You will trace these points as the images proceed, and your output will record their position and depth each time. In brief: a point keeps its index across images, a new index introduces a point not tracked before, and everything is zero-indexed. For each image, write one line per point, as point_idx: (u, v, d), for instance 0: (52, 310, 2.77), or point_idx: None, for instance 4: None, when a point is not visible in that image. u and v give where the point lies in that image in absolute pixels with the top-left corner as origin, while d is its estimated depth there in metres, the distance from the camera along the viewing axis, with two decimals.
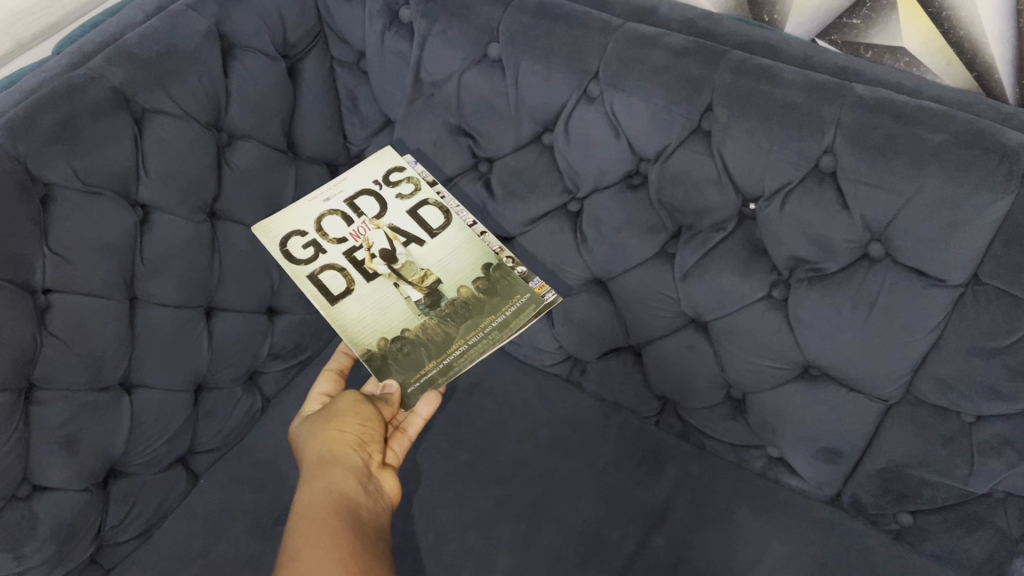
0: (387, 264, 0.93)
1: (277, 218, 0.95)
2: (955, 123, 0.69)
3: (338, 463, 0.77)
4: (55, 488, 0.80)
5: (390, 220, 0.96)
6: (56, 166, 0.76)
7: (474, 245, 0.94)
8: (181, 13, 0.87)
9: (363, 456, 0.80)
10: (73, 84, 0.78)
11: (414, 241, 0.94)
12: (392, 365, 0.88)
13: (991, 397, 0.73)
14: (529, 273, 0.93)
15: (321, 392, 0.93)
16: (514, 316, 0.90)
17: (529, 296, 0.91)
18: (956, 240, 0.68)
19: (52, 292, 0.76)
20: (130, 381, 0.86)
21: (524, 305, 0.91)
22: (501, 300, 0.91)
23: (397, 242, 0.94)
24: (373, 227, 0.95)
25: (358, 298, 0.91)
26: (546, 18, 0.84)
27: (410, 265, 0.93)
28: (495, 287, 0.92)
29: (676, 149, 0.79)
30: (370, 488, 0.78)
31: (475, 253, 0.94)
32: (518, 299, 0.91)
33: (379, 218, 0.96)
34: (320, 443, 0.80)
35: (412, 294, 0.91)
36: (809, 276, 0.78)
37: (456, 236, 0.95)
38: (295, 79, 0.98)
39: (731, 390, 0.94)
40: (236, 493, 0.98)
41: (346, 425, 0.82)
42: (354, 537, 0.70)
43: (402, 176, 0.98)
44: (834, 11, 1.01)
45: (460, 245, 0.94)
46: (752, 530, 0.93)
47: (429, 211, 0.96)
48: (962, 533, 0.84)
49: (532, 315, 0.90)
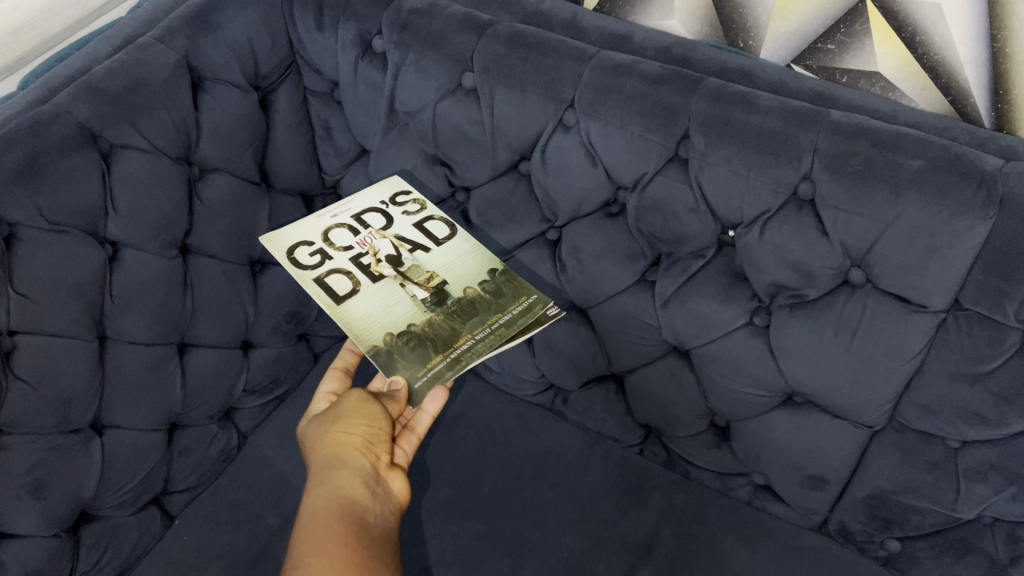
0: (393, 267, 0.87)
1: (285, 231, 0.91)
2: (932, 149, 0.69)
3: (345, 466, 0.72)
4: (22, 536, 0.78)
5: (397, 231, 0.90)
6: (21, 205, 0.73)
7: (480, 253, 0.89)
8: (149, 46, 0.86)
9: (370, 458, 0.75)
10: (38, 120, 0.76)
11: (420, 249, 0.89)
12: (398, 360, 0.79)
13: (975, 422, 0.72)
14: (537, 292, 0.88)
15: (328, 391, 0.88)
16: (522, 313, 0.82)
17: (537, 297, 0.84)
18: (935, 265, 0.67)
19: (18, 333, 0.74)
20: (101, 422, 0.84)
21: (532, 305, 0.83)
22: (509, 300, 0.84)
23: (403, 249, 0.89)
24: (380, 237, 0.90)
25: (364, 298, 0.83)
26: (520, 47, 0.84)
27: (416, 269, 0.87)
28: (502, 289, 0.85)
29: (653, 177, 0.79)
30: (378, 490, 0.73)
31: (481, 259, 0.88)
32: (525, 299, 0.84)
33: (385, 229, 0.90)
34: (325, 446, 0.75)
35: (418, 292, 0.84)
36: (790, 303, 0.77)
37: (461, 244, 0.90)
38: (267, 111, 0.97)
39: (715, 418, 0.92)
40: (211, 534, 0.95)
41: (352, 426, 0.77)
42: (359, 544, 0.65)
43: (409, 198, 0.94)
44: (809, 36, 1.01)
45: (466, 252, 0.89)
46: (739, 560, 0.91)
47: (435, 225, 0.92)
48: (951, 558, 0.83)
49: (542, 314, 0.83)
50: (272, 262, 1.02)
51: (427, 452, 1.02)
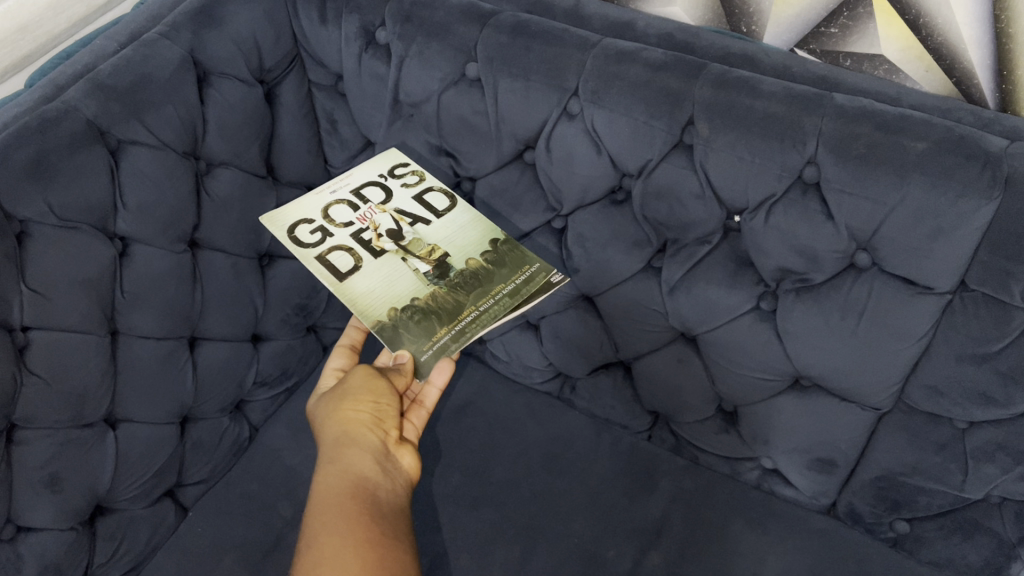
0: (395, 242, 0.87)
1: (284, 209, 0.90)
2: (937, 131, 0.68)
3: (355, 444, 0.73)
4: (39, 529, 0.79)
5: (397, 205, 0.90)
6: (31, 201, 0.74)
7: (480, 223, 0.89)
8: (155, 42, 0.86)
9: (379, 435, 0.76)
10: (47, 117, 0.77)
11: (420, 222, 0.89)
12: (404, 334, 0.79)
13: (982, 402, 0.73)
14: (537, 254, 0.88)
15: (335, 367, 0.90)
16: (525, 283, 0.83)
17: (539, 266, 0.85)
18: (941, 247, 0.67)
19: (31, 329, 0.75)
20: (115, 416, 0.85)
21: (534, 275, 0.84)
22: (510, 269, 0.85)
23: (404, 223, 0.88)
24: (379, 211, 0.89)
25: (366, 274, 0.84)
26: (524, 36, 0.84)
27: (417, 242, 0.87)
28: (503, 259, 0.86)
29: (658, 164, 0.79)
30: (388, 466, 0.74)
31: (481, 230, 0.88)
32: (528, 269, 0.85)
33: (384, 203, 0.90)
34: (335, 424, 0.76)
35: (421, 266, 0.85)
36: (795, 288, 0.77)
37: (459, 215, 0.90)
38: (273, 105, 0.98)
39: (723, 403, 0.93)
40: (225, 526, 0.96)
41: (360, 404, 0.78)
42: (372, 520, 0.67)
43: (407, 170, 0.94)
44: (812, 21, 1.01)
45: (466, 223, 0.89)
46: (747, 544, 0.92)
47: (435, 197, 0.91)
48: (960, 539, 0.84)
49: (544, 283, 0.83)
50: (280, 256, 1.03)
51: (436, 441, 1.03)
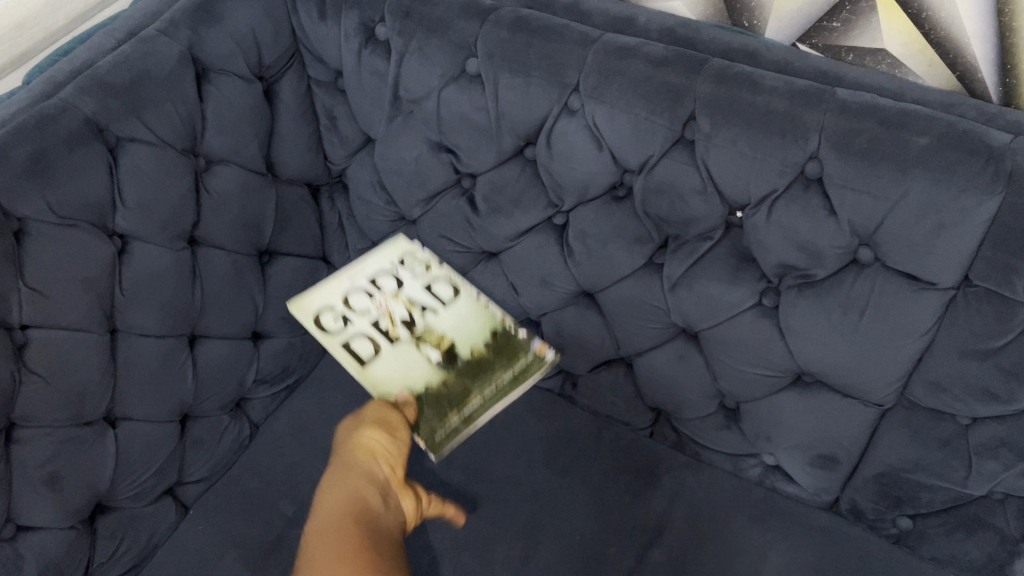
0: (408, 329, 0.86)
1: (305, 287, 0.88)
2: (940, 125, 0.68)
3: (359, 475, 0.78)
4: (39, 528, 0.79)
5: (410, 293, 0.88)
6: (30, 199, 0.73)
7: (481, 313, 0.88)
8: (153, 38, 0.85)
9: (386, 468, 0.79)
10: (44, 114, 0.76)
11: (430, 310, 0.88)
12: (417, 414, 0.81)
13: (985, 398, 0.72)
14: (529, 333, 0.87)
15: None
16: (521, 372, 0.84)
17: (532, 357, 0.85)
18: (944, 242, 0.67)
19: (30, 327, 0.75)
20: (114, 414, 0.85)
21: (530, 363, 0.85)
22: (508, 358, 0.85)
23: (416, 311, 0.87)
24: (394, 299, 0.87)
25: (384, 364, 0.83)
26: (524, 31, 0.83)
27: (429, 331, 0.86)
28: (502, 349, 0.86)
29: (660, 160, 0.78)
30: (388, 501, 0.78)
31: (485, 320, 0.87)
32: (521, 359, 0.85)
33: (398, 290, 0.88)
34: (346, 450, 0.80)
35: (433, 354, 0.84)
36: (797, 284, 0.77)
37: (466, 304, 0.89)
38: (272, 102, 0.97)
39: (725, 399, 0.93)
40: (226, 524, 0.96)
41: (374, 434, 0.80)
42: (363, 551, 0.71)
43: (417, 260, 0.91)
44: (813, 15, 1.01)
45: (469, 314, 0.88)
46: (749, 541, 0.92)
47: (443, 287, 0.90)
48: (962, 535, 0.83)
49: (537, 373, 0.84)
50: (281, 253, 1.02)
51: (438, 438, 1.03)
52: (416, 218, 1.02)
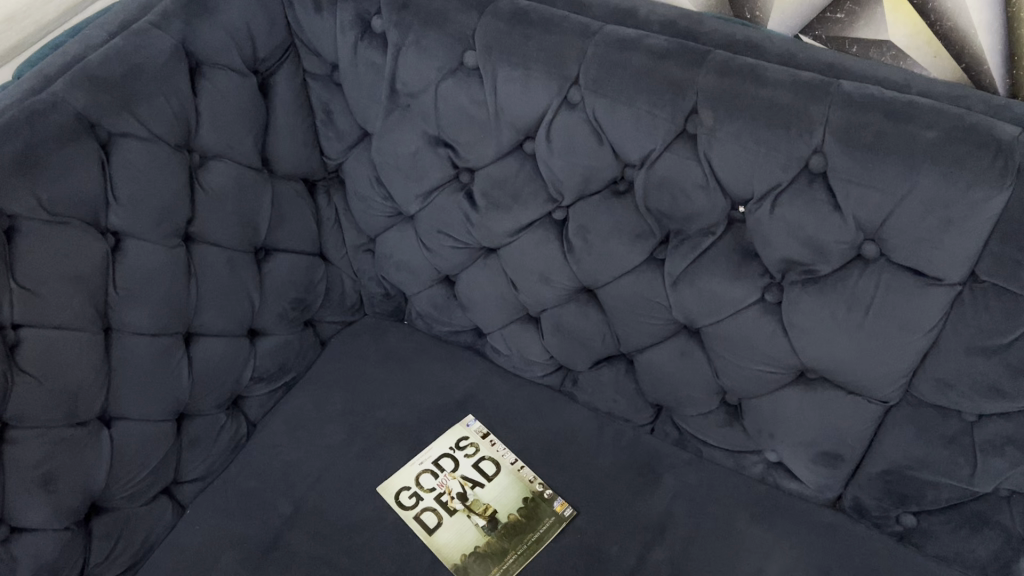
0: (462, 501, 0.97)
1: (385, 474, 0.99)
2: (949, 118, 0.66)
3: None
4: (33, 529, 0.79)
5: (464, 475, 0.99)
6: (20, 197, 0.72)
7: (518, 484, 0.98)
8: (145, 31, 0.84)
9: None
10: (34, 109, 0.75)
11: (479, 488, 0.98)
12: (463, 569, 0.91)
13: (991, 395, 0.72)
14: (554, 493, 0.96)
15: None
16: (546, 526, 0.93)
17: (553, 519, 0.94)
18: (952, 237, 0.66)
19: (22, 326, 0.74)
20: (110, 414, 0.84)
21: (551, 526, 0.93)
22: (538, 521, 0.94)
23: (468, 487, 0.98)
24: (451, 480, 0.99)
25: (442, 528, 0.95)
26: (523, 24, 0.81)
27: (478, 501, 0.97)
28: (533, 512, 0.95)
29: (662, 154, 0.77)
30: None
31: (520, 488, 0.97)
32: (544, 523, 0.93)
33: (455, 471, 0.99)
34: None
35: (479, 521, 0.95)
36: (801, 279, 0.76)
37: (506, 475, 0.99)
38: (267, 96, 0.95)
39: (726, 396, 0.92)
40: (224, 522, 0.95)
41: None
42: None
43: (471, 443, 1.01)
44: (817, 7, 0.99)
45: (508, 484, 0.98)
46: (751, 539, 0.91)
47: (489, 464, 1.00)
48: (967, 533, 0.83)
49: (556, 530, 0.93)
50: (278, 249, 1.01)
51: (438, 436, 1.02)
52: (414, 213, 1.00)
